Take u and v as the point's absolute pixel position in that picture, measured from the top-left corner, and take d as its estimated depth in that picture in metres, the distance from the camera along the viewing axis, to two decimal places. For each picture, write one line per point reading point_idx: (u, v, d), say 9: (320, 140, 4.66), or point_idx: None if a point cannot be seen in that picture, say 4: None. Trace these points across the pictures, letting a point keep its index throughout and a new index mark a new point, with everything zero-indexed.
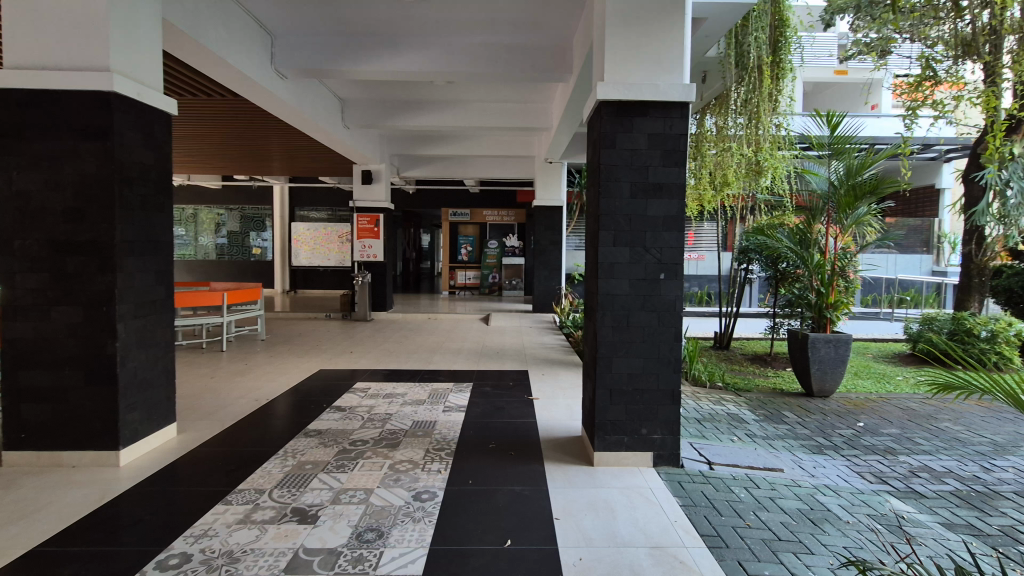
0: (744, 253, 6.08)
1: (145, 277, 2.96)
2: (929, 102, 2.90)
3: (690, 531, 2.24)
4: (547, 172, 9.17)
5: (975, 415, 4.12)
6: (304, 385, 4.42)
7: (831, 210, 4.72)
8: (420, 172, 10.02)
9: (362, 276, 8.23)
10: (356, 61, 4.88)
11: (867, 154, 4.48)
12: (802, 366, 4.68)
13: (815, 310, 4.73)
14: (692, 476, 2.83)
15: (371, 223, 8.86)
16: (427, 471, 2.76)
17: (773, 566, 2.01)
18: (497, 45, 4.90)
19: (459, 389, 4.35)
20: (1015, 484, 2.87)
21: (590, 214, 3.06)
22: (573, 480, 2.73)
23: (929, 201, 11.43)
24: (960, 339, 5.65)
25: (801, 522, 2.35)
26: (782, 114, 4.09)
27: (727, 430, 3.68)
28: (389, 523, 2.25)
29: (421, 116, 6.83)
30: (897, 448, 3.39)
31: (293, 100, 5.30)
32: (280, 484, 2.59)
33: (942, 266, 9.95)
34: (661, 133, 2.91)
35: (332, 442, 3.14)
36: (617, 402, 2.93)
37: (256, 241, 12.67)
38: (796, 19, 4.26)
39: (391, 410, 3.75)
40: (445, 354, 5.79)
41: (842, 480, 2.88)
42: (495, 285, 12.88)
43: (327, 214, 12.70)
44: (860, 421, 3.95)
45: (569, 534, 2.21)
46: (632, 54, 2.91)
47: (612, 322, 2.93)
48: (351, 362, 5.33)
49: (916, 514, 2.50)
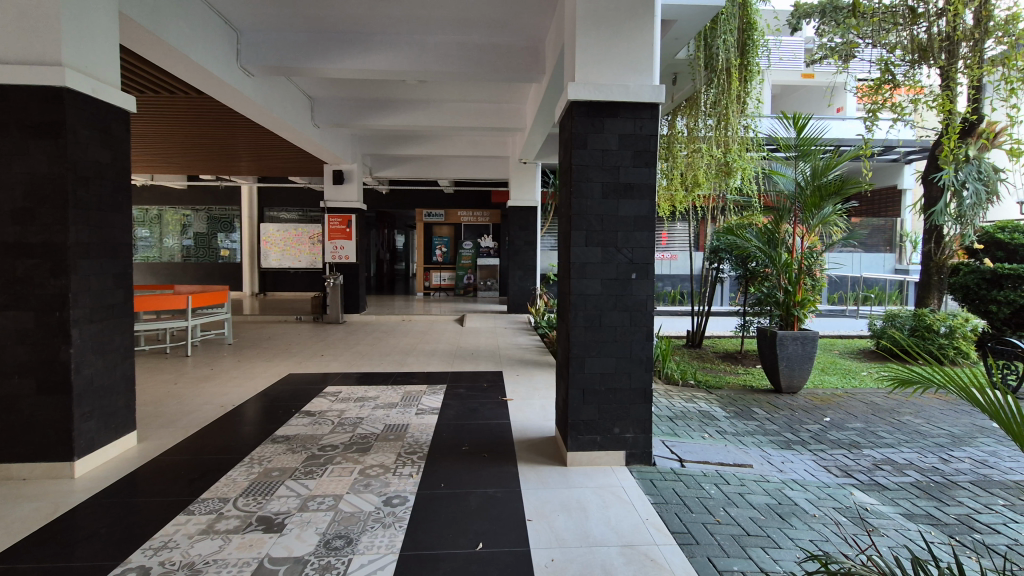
0: (715, 253, 6.18)
1: (102, 281, 2.85)
2: (887, 104, 2.94)
3: (661, 529, 2.26)
4: (521, 172, 9.17)
5: (935, 408, 4.27)
6: (272, 390, 4.32)
7: (797, 209, 4.83)
8: (394, 172, 9.93)
9: (335, 278, 8.11)
10: (325, 59, 4.80)
11: (832, 156, 4.57)
12: (770, 363, 4.78)
13: (782, 308, 4.82)
14: (664, 474, 2.86)
15: (342, 224, 8.71)
16: (399, 475, 2.72)
17: (741, 562, 2.03)
18: (469, 45, 4.88)
19: (432, 391, 4.32)
20: (971, 474, 2.98)
21: (563, 214, 3.05)
22: (546, 480, 2.74)
23: (891, 201, 11.82)
24: (920, 336, 5.83)
25: (769, 517, 2.39)
26: (751, 116, 4.23)
27: (699, 427, 3.73)
28: (358, 529, 2.21)
29: (394, 116, 6.76)
30: (861, 442, 3.48)
31: (260, 98, 5.18)
32: (246, 492, 2.52)
33: (903, 264, 10.29)
34: (632, 134, 2.93)
35: (300, 448, 3.07)
36: (591, 401, 2.94)
37: (224, 243, 12.38)
38: (764, 22, 4.35)
39: (362, 414, 3.70)
40: (419, 355, 5.75)
41: (809, 474, 2.94)
42: (471, 286, 12.83)
43: (298, 215, 12.46)
44: (826, 417, 4.04)
45: (541, 536, 2.20)
46: (601, 54, 2.93)
47: (585, 322, 2.94)
48: (322, 365, 5.24)
49: (879, 506, 2.56)
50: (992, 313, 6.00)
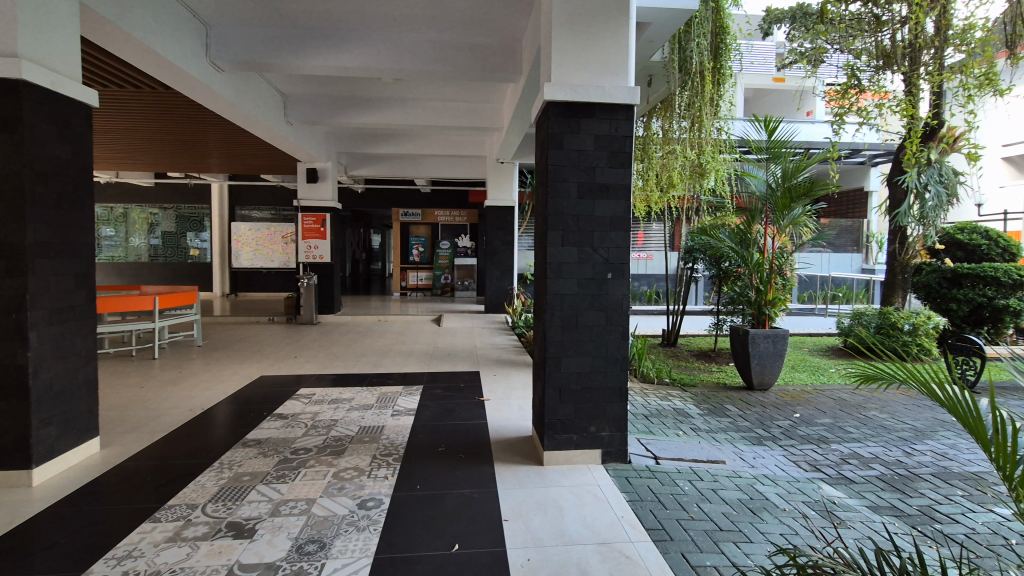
0: (690, 253, 6.27)
1: (62, 281, 2.74)
2: (853, 109, 3.01)
3: (636, 526, 2.28)
4: (498, 172, 9.15)
5: (899, 403, 4.42)
6: (244, 392, 4.23)
7: (768, 210, 4.93)
8: (370, 171, 9.82)
9: (309, 278, 7.97)
10: (298, 55, 4.71)
11: (801, 158, 4.68)
12: (742, 362, 4.87)
13: (754, 307, 4.92)
14: (639, 471, 2.89)
15: (316, 224, 8.55)
16: (373, 477, 2.69)
17: (714, 556, 2.06)
18: (445, 43, 4.84)
19: (409, 392, 4.28)
20: (933, 466, 3.09)
21: (539, 214, 3.06)
22: (523, 480, 2.74)
23: (858, 203, 12.19)
24: (885, 333, 6.03)
25: (741, 512, 2.44)
26: (723, 118, 4.34)
27: (673, 424, 3.78)
28: (332, 533, 2.17)
29: (369, 114, 6.68)
30: (829, 437, 3.57)
31: (230, 94, 5.06)
32: (215, 498, 2.46)
33: (870, 264, 10.62)
34: (607, 135, 2.95)
35: (272, 452, 3.01)
36: (567, 401, 2.95)
37: (194, 242, 12.08)
38: (737, 26, 4.43)
39: (336, 416, 3.64)
40: (395, 356, 5.69)
41: (779, 470, 3.00)
42: (448, 285, 12.76)
43: (271, 214, 12.22)
44: (796, 413, 4.15)
45: (517, 535, 2.20)
46: (577, 55, 2.94)
47: (561, 321, 2.95)
48: (295, 367, 5.15)
49: (846, 499, 2.64)
50: (952, 311, 6.24)
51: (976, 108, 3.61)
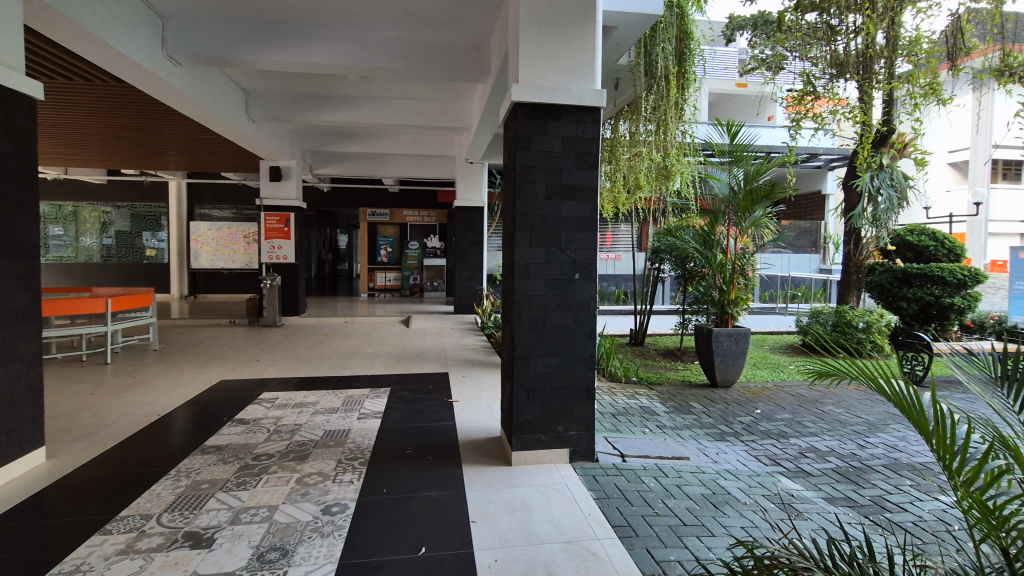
0: (656, 253, 6.39)
1: (3, 283, 2.60)
2: (809, 115, 3.12)
3: (602, 523, 2.31)
4: (467, 172, 9.14)
5: (853, 398, 4.60)
6: (203, 397, 4.09)
7: (731, 212, 5.07)
8: (336, 170, 9.64)
9: (272, 279, 7.76)
10: (260, 50, 4.60)
11: (762, 162, 4.83)
12: (706, 359, 4.99)
13: (718, 306, 5.06)
14: (606, 469, 2.93)
15: (280, 223, 8.34)
16: (338, 482, 2.64)
17: (678, 551, 2.10)
18: (412, 41, 4.80)
19: (375, 394, 4.23)
20: (884, 458, 3.23)
21: (507, 214, 3.06)
22: (491, 481, 2.73)
23: (815, 205, 12.65)
24: (841, 330, 6.26)
25: (704, 507, 2.50)
26: (688, 122, 4.46)
27: (640, 422, 3.84)
28: (295, 540, 2.12)
29: (335, 111, 6.56)
30: (788, 432, 3.69)
31: (188, 89, 4.89)
32: (171, 507, 2.37)
33: (827, 264, 11.02)
34: (574, 136, 2.97)
35: (232, 458, 2.92)
36: (535, 401, 2.96)
37: (150, 242, 11.63)
38: (701, 31, 4.55)
39: (300, 420, 3.56)
40: (362, 358, 5.60)
41: (741, 464, 3.09)
42: (417, 286, 12.65)
43: (233, 213, 11.87)
44: (757, 408, 4.27)
45: (485, 536, 2.19)
46: (544, 56, 2.96)
47: (528, 322, 2.96)
48: (257, 370, 5.01)
49: (803, 491, 2.73)
50: (903, 309, 6.54)
51: (921, 116, 3.79)
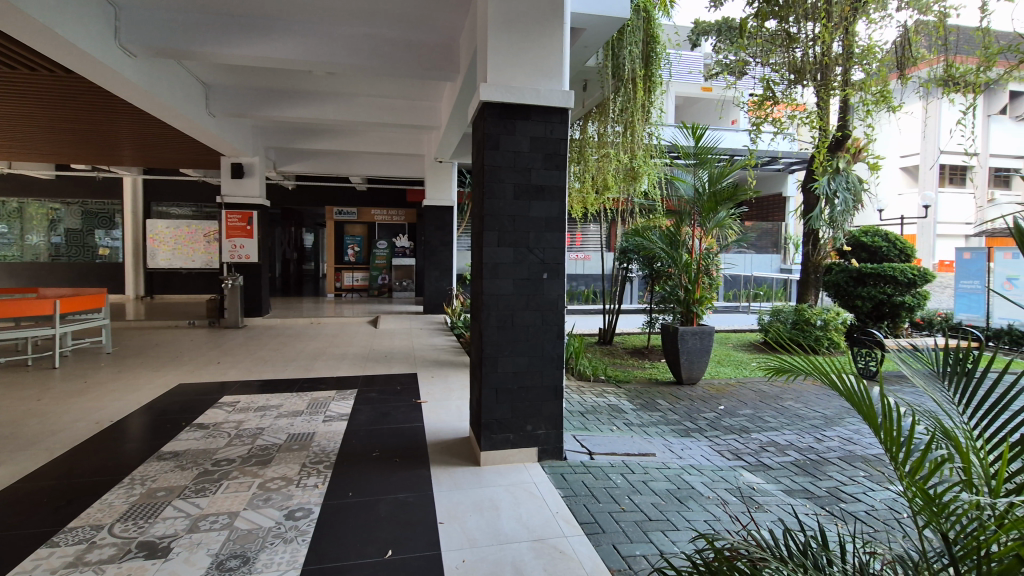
0: (624, 253, 6.50)
1: None
2: (770, 119, 3.17)
3: (570, 520, 2.33)
4: (436, 171, 9.06)
5: (811, 393, 4.77)
6: (159, 402, 3.94)
7: (696, 213, 5.17)
8: (301, 167, 9.43)
9: (235, 279, 7.54)
10: (220, 44, 4.46)
11: (725, 164, 4.96)
12: (672, 357, 5.09)
13: (683, 305, 5.18)
14: (574, 467, 2.95)
15: (242, 221, 8.10)
16: (302, 486, 2.59)
17: (643, 546, 2.14)
18: (379, 38, 4.74)
19: (342, 396, 4.15)
20: (840, 450, 3.36)
21: (475, 214, 3.05)
22: (459, 481, 2.72)
23: (776, 207, 13.08)
24: (800, 328, 6.49)
25: (669, 502, 2.55)
26: (654, 125, 4.55)
27: (608, 420, 3.89)
28: (256, 547, 2.07)
29: (300, 108, 6.42)
30: (750, 427, 3.81)
31: (144, 81, 4.70)
32: (125, 516, 2.28)
33: (787, 264, 11.41)
34: (542, 137, 2.99)
35: (191, 465, 2.82)
36: (504, 401, 2.96)
37: (104, 241, 11.15)
38: (667, 36, 4.64)
39: (263, 424, 3.47)
40: (328, 360, 5.49)
41: (705, 459, 3.16)
42: (386, 286, 12.50)
43: (192, 210, 11.47)
44: (721, 404, 4.39)
45: (452, 537, 2.18)
46: (513, 57, 2.96)
47: (497, 321, 2.96)
48: (218, 373, 4.85)
49: (764, 484, 2.82)
50: (858, 307, 6.81)
51: (874, 123, 3.94)
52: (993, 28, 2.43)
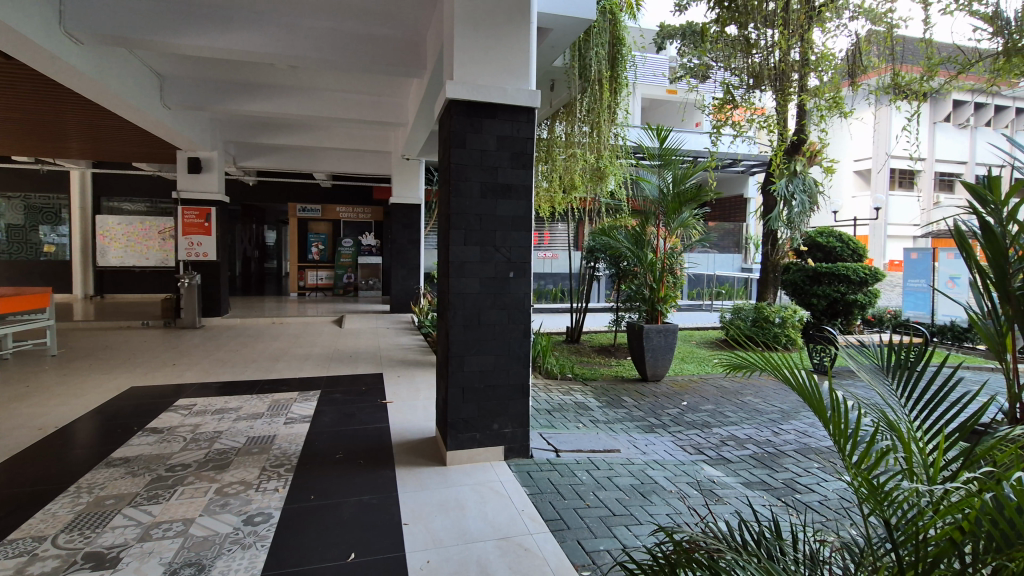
0: (591, 252, 6.58)
1: None
2: (730, 122, 3.26)
3: (535, 518, 2.34)
4: (404, 168, 8.96)
5: (769, 388, 4.93)
6: (109, 406, 3.76)
7: (661, 213, 5.26)
8: (263, 163, 9.17)
9: (191, 277, 7.27)
10: (174, 33, 4.29)
11: (688, 165, 5.08)
12: (637, 355, 5.18)
13: (648, 304, 5.28)
14: (540, 464, 2.97)
15: (200, 218, 7.82)
16: (262, 491, 2.52)
17: (607, 541, 2.17)
18: (343, 32, 4.64)
19: (304, 398, 4.05)
20: (796, 443, 3.48)
21: (441, 213, 3.03)
22: (424, 482, 2.70)
23: (737, 208, 13.49)
24: (760, 326, 6.69)
25: (632, 496, 2.60)
26: (620, 126, 4.62)
27: (574, 417, 3.93)
28: (212, 554, 2.01)
29: (261, 102, 6.24)
30: (712, 422, 3.91)
31: (91, 70, 4.48)
32: (70, 526, 2.17)
33: (748, 263, 11.76)
34: (509, 136, 2.99)
35: (143, 471, 2.71)
36: (470, 400, 2.96)
37: (49, 237, 10.58)
38: (633, 38, 4.72)
39: (221, 428, 3.36)
40: (290, 360, 5.36)
41: (668, 454, 3.23)
42: (351, 285, 12.29)
43: (145, 206, 11.00)
44: (684, 401, 4.49)
45: (417, 537, 2.17)
46: (479, 56, 2.96)
47: (463, 320, 2.95)
48: (173, 375, 4.67)
49: (724, 477, 2.90)
50: (813, 305, 7.07)
51: (828, 128, 4.10)
52: (935, 40, 2.56)
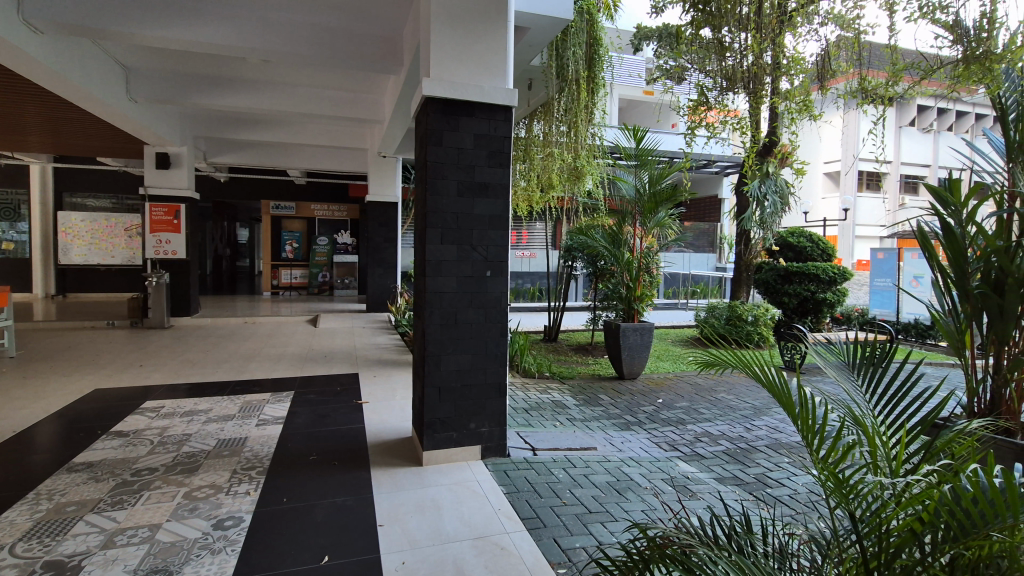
0: (569, 251, 6.62)
1: None
2: (703, 124, 3.30)
3: (512, 517, 2.34)
4: (380, 165, 8.86)
5: (741, 385, 5.04)
6: (71, 409, 3.63)
7: (637, 213, 5.31)
8: (236, 159, 8.97)
9: (159, 276, 7.05)
10: (140, 24, 4.16)
11: (664, 166, 5.14)
12: (614, 354, 5.23)
13: (625, 303, 5.31)
14: (517, 463, 2.98)
15: (168, 215, 7.61)
16: (233, 494, 2.46)
17: (582, 538, 2.19)
18: (318, 27, 4.57)
19: (277, 399, 3.98)
20: (767, 438, 3.56)
21: (418, 211, 3.00)
22: (400, 482, 2.67)
23: (712, 208, 13.74)
24: (733, 324, 6.83)
25: (608, 493, 2.62)
26: (597, 126, 4.66)
27: (551, 416, 3.95)
28: (180, 560, 1.95)
29: (233, 96, 6.10)
30: (686, 419, 3.96)
31: (52, 60, 4.32)
32: (29, 535, 2.09)
33: (722, 263, 11.99)
34: (486, 134, 2.98)
35: (107, 476, 2.62)
36: (447, 400, 2.94)
37: (7, 234, 10.14)
38: (610, 39, 4.76)
39: (190, 430, 3.28)
40: (263, 361, 5.25)
41: (643, 451, 3.27)
42: (326, 284, 12.13)
43: (111, 202, 10.65)
44: (659, 398, 4.55)
45: (392, 539, 2.15)
46: (456, 54, 2.94)
47: (440, 319, 2.93)
48: (139, 377, 4.54)
49: (697, 473, 2.95)
50: (785, 303, 7.25)
51: (798, 131, 4.21)
52: (899, 46, 2.65)
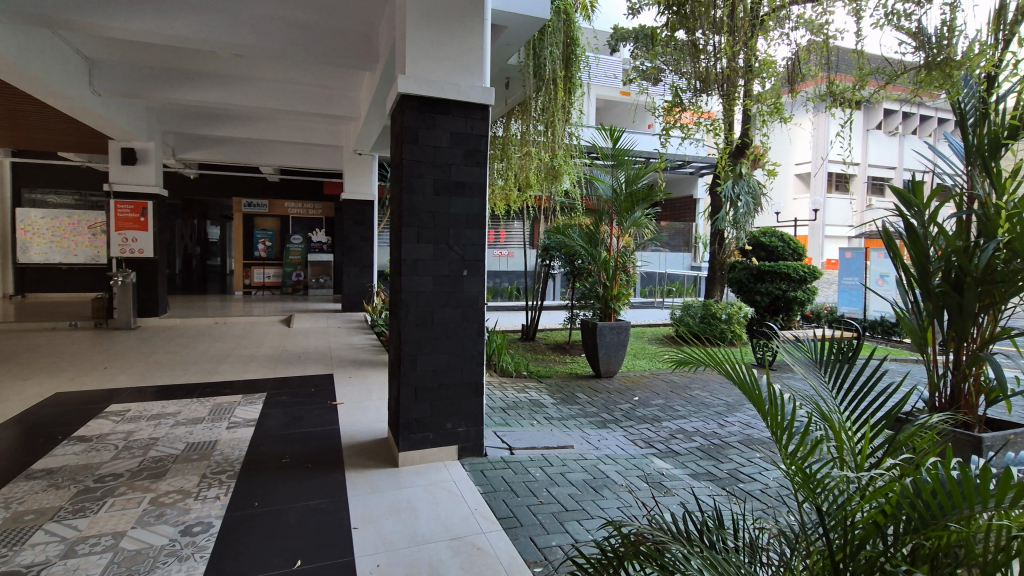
0: (546, 251, 6.63)
1: None
2: (678, 125, 3.26)
3: (488, 516, 2.34)
4: (356, 163, 8.75)
5: (715, 382, 5.12)
6: (30, 414, 3.49)
7: (614, 212, 5.35)
8: (206, 155, 8.75)
9: (125, 275, 6.79)
10: (103, 15, 4.02)
11: (640, 166, 5.20)
12: (591, 352, 5.27)
13: (602, 302, 5.36)
14: (494, 463, 2.97)
15: (135, 212, 7.38)
16: (201, 499, 2.40)
17: (558, 536, 2.20)
18: (290, 22, 4.48)
19: (249, 401, 3.90)
20: (740, 434, 3.63)
21: (393, 209, 2.97)
22: (375, 484, 2.65)
23: (688, 208, 13.94)
24: (708, 322, 6.95)
25: (584, 491, 2.64)
26: (574, 125, 4.68)
27: (528, 415, 3.95)
28: (144, 569, 1.89)
29: (202, 91, 5.95)
30: (662, 416, 4.01)
31: (8, 50, 4.14)
32: None
33: (697, 262, 12.17)
34: (462, 133, 2.97)
35: (68, 482, 2.53)
36: (423, 400, 2.92)
37: None
38: (587, 39, 4.78)
39: (157, 434, 3.18)
40: (235, 362, 5.14)
41: (619, 449, 3.30)
42: (300, 283, 11.93)
43: (73, 199, 10.25)
44: (636, 396, 4.60)
45: (367, 541, 2.12)
46: (433, 51, 2.91)
47: (416, 318, 2.90)
48: (103, 379, 4.39)
49: (672, 469, 2.99)
50: (757, 301, 7.38)
51: (769, 132, 4.30)
52: (865, 52, 2.73)
